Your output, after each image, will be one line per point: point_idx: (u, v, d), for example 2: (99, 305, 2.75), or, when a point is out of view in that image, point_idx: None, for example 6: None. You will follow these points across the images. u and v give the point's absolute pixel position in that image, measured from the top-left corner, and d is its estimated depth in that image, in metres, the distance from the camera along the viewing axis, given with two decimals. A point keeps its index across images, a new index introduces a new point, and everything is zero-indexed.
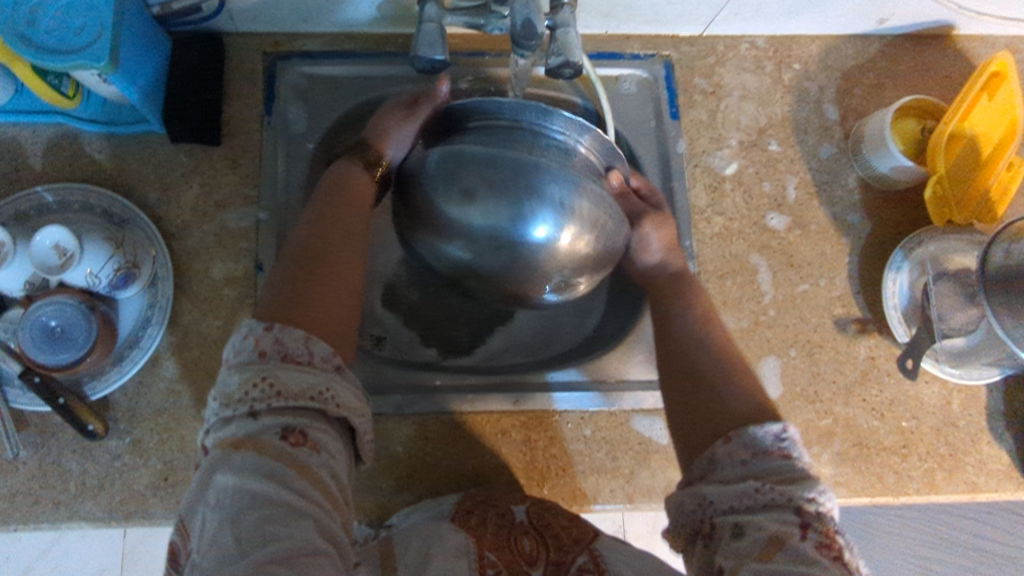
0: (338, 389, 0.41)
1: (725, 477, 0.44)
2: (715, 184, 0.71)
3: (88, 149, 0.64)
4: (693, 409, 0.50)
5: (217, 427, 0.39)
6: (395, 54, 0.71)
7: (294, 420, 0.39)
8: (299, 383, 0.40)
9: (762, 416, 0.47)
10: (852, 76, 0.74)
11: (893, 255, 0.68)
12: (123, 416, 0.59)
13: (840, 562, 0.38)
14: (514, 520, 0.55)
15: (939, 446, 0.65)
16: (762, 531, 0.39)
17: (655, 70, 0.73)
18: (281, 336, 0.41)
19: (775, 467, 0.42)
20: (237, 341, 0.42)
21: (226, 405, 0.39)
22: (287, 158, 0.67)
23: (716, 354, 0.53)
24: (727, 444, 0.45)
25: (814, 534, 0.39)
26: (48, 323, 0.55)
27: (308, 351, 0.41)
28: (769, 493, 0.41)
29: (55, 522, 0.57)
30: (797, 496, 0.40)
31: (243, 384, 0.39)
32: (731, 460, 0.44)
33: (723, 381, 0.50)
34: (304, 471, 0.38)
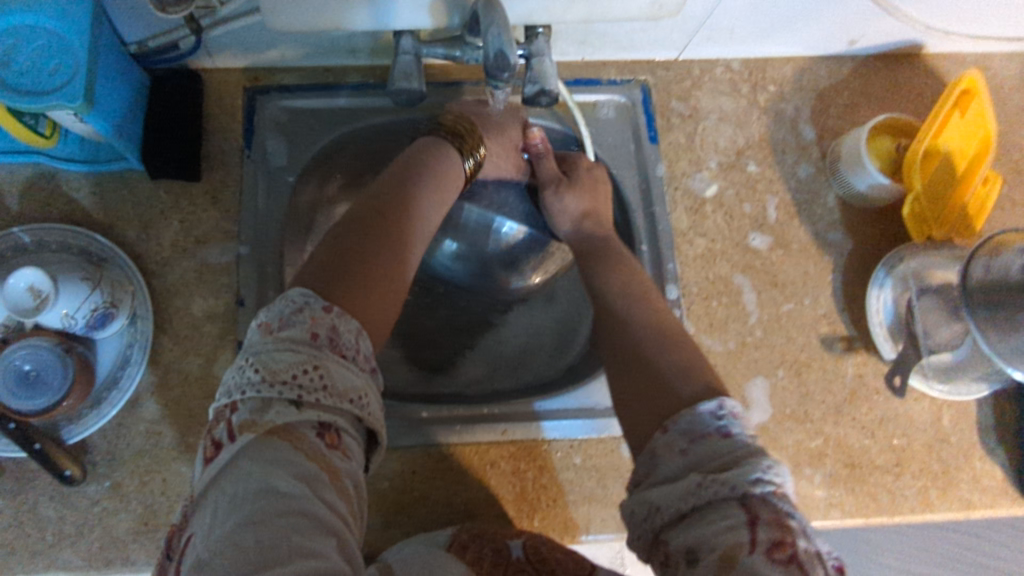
0: (372, 399, 0.40)
1: (667, 474, 0.41)
2: (696, 206, 0.71)
3: (66, 188, 0.64)
4: (632, 397, 0.49)
5: (249, 406, 0.37)
6: (374, 85, 0.71)
7: (334, 421, 0.38)
8: (345, 380, 0.39)
9: (697, 393, 0.45)
10: (826, 96, 0.75)
11: (875, 272, 0.69)
12: (102, 459, 0.58)
13: (793, 561, 0.35)
14: (510, 556, 0.53)
15: (932, 463, 0.65)
16: (712, 546, 0.37)
17: (632, 95, 0.73)
18: (338, 324, 0.40)
19: (715, 452, 0.40)
20: (289, 311, 0.40)
21: (271, 382, 0.37)
22: (267, 191, 0.67)
23: (654, 336, 0.52)
24: (665, 435, 0.43)
25: (763, 533, 0.36)
26: (22, 367, 0.54)
27: (356, 347, 0.41)
28: (709, 485, 0.38)
29: (32, 573, 0.55)
30: (739, 483, 0.38)
31: (294, 365, 0.38)
32: (671, 451, 0.42)
33: (661, 364, 0.49)
34: (334, 477, 0.37)
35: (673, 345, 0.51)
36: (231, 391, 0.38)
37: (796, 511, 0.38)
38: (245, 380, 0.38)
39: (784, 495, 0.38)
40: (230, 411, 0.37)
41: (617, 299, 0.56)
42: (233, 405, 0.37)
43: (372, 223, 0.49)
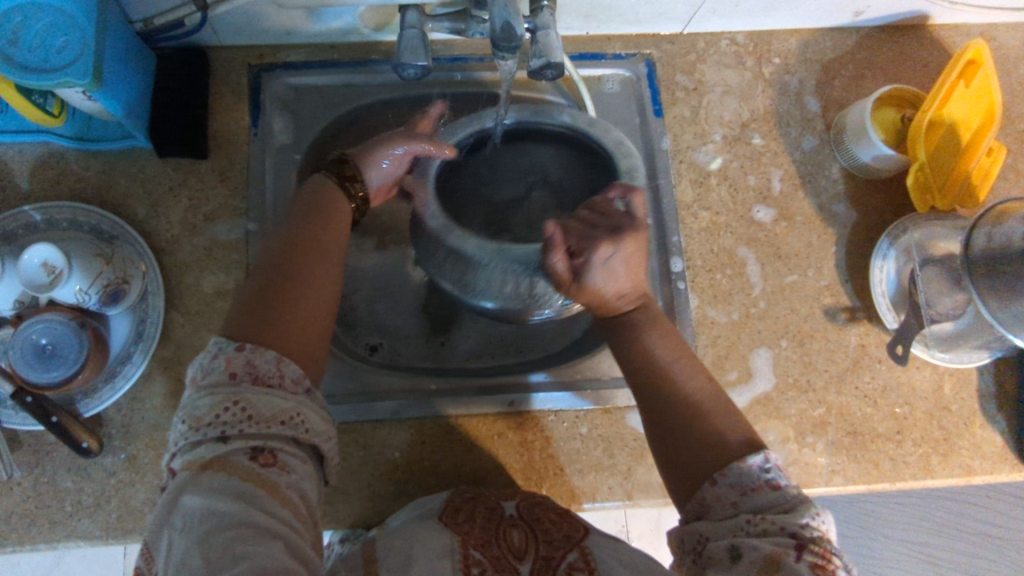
0: (309, 415, 0.43)
1: (718, 517, 0.45)
2: (701, 179, 0.71)
3: (74, 167, 0.64)
4: (673, 449, 0.51)
5: (185, 452, 0.40)
6: (378, 61, 0.72)
7: (264, 442, 0.40)
8: (271, 406, 0.41)
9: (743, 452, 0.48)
10: (831, 68, 0.75)
11: (879, 243, 0.69)
12: (117, 432, 0.59)
13: None
14: (503, 513, 0.55)
15: (933, 431, 0.66)
16: (755, 553, 0.41)
17: (636, 69, 0.73)
18: (254, 357, 0.42)
19: (768, 503, 0.45)
20: (207, 360, 0.43)
21: (196, 428, 0.40)
22: (274, 168, 0.68)
23: (713, 392, 0.53)
24: (714, 487, 0.47)
25: (808, 555, 0.40)
26: (38, 341, 0.55)
27: (279, 373, 0.43)
28: (760, 521, 0.43)
29: (52, 542, 0.57)
30: (790, 524, 0.42)
31: (214, 407, 0.40)
32: (722, 502, 0.46)
33: (719, 421, 0.50)
34: (273, 490, 0.39)
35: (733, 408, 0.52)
36: (171, 444, 0.41)
37: (842, 552, 0.42)
38: (178, 433, 0.41)
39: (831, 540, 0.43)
40: (171, 460, 0.40)
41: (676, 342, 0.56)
42: (172, 455, 0.40)
43: (286, 263, 0.51)
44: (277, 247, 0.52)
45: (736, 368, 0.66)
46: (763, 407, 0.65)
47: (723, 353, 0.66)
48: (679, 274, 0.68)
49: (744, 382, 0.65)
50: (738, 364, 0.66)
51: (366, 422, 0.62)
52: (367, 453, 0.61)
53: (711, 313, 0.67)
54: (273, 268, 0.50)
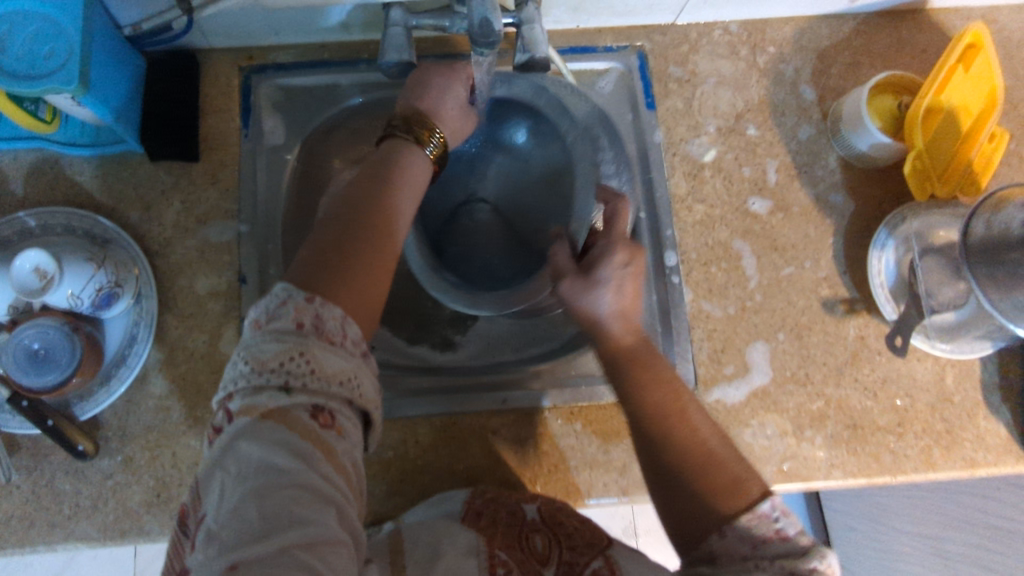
0: (365, 378, 0.41)
1: (726, 565, 0.42)
2: (695, 172, 0.70)
3: (69, 172, 0.65)
4: (676, 502, 0.46)
5: (243, 393, 0.38)
6: (367, 61, 0.71)
7: (325, 401, 0.38)
8: (334, 363, 0.39)
9: (759, 496, 0.45)
10: (827, 56, 0.74)
11: (877, 232, 0.68)
12: (113, 434, 0.59)
13: None
14: (525, 517, 0.54)
15: (935, 423, 0.65)
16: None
17: (628, 62, 0.73)
18: (322, 312, 0.40)
19: (776, 550, 0.42)
20: (275, 305, 0.41)
21: (259, 371, 0.38)
22: (266, 170, 0.68)
23: (720, 444, 0.48)
24: (723, 539, 0.43)
25: None
26: (31, 345, 0.55)
27: (343, 331, 0.41)
28: (772, 567, 0.41)
29: (52, 544, 0.57)
30: (800, 569, 0.40)
31: (281, 353, 0.38)
32: (731, 554, 0.43)
33: (726, 472, 0.46)
34: (328, 455, 0.38)
35: (740, 461, 0.48)
36: (227, 381, 0.39)
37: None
38: (238, 372, 0.39)
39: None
40: (228, 399, 0.39)
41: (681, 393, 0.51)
42: (229, 394, 0.39)
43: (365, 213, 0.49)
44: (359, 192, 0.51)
45: (732, 363, 0.65)
46: (759, 400, 0.64)
47: (718, 347, 0.65)
48: (673, 269, 0.67)
49: (740, 376, 0.65)
50: (734, 358, 0.65)
51: None
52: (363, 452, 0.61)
53: (707, 307, 0.67)
54: (352, 216, 0.49)
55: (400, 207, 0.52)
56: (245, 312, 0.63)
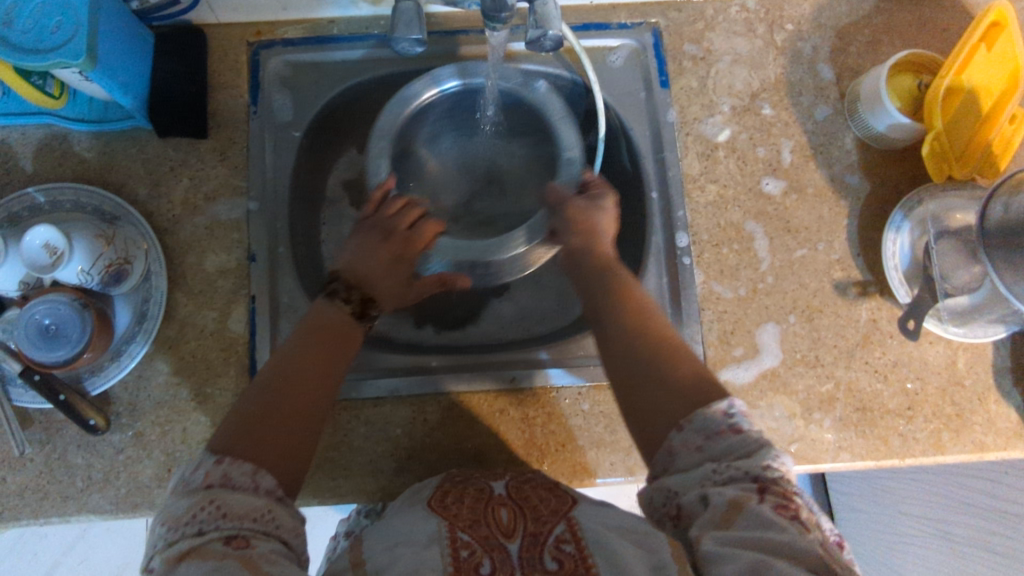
0: (280, 512, 0.41)
1: (684, 465, 0.43)
2: (708, 152, 0.69)
3: (76, 148, 0.65)
4: (647, 403, 0.48)
5: (162, 552, 0.37)
6: (378, 36, 0.71)
7: (240, 531, 0.38)
8: (244, 503, 0.39)
9: (694, 374, 0.48)
10: (847, 34, 0.72)
11: (892, 215, 0.67)
12: (124, 410, 0.60)
13: (799, 521, 0.38)
14: (492, 494, 0.50)
15: (945, 407, 0.64)
16: (721, 494, 0.39)
17: (642, 39, 0.71)
18: (230, 469, 0.41)
19: (731, 446, 0.42)
20: (189, 470, 0.41)
21: (174, 527, 0.38)
22: (273, 147, 0.68)
23: (643, 353, 0.50)
24: (681, 433, 0.44)
25: (772, 496, 0.39)
26: (42, 321, 0.55)
27: (254, 482, 0.41)
28: (729, 464, 0.41)
29: (65, 516, 0.58)
30: (754, 467, 0.40)
31: (189, 509, 0.39)
32: (688, 448, 0.43)
33: (670, 373, 0.48)
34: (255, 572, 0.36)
35: (675, 357, 0.50)
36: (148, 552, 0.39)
37: (801, 493, 0.40)
38: (156, 536, 0.39)
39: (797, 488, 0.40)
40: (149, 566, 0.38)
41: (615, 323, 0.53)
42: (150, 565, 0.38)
43: (279, 407, 0.46)
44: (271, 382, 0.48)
45: (742, 345, 0.65)
46: (768, 382, 0.64)
47: (728, 328, 0.65)
48: (684, 250, 0.67)
49: (750, 358, 0.64)
50: (744, 340, 0.65)
51: (368, 399, 0.62)
52: (368, 430, 0.61)
53: (717, 288, 0.66)
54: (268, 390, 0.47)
55: (327, 373, 0.50)
56: (254, 290, 0.63)
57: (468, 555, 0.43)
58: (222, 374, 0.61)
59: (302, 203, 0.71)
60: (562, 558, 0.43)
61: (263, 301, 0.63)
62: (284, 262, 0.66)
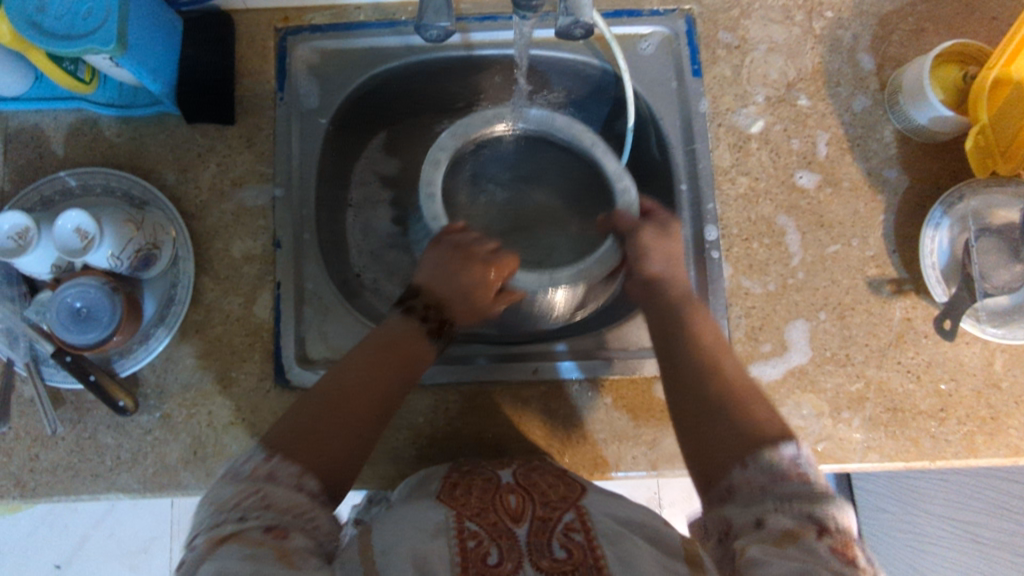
0: (320, 515, 0.43)
1: (745, 499, 0.44)
2: (740, 143, 0.68)
3: (106, 133, 0.65)
4: (710, 439, 0.49)
5: (206, 533, 0.39)
6: (405, 22, 0.70)
7: (278, 522, 0.40)
8: (287, 498, 0.42)
9: (778, 432, 0.48)
10: (889, 22, 0.69)
11: (931, 210, 0.64)
12: (152, 392, 0.61)
13: (853, 566, 0.38)
14: (500, 483, 0.50)
15: (980, 409, 0.62)
16: (775, 527, 0.41)
17: (675, 27, 0.70)
18: (278, 468, 0.43)
19: (797, 491, 0.43)
20: (238, 462, 0.44)
21: (218, 510, 0.40)
22: (300, 134, 0.68)
23: (732, 391, 0.51)
24: (745, 471, 0.45)
25: (830, 538, 0.40)
26: (73, 304, 0.57)
27: (299, 482, 0.43)
28: (794, 503, 0.42)
29: (95, 493, 0.59)
30: (816, 512, 0.41)
31: (237, 495, 0.41)
32: (750, 485, 0.44)
33: (748, 418, 0.49)
34: (287, 560, 0.38)
35: (746, 399, 0.51)
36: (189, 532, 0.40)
37: (867, 554, 0.41)
38: (198, 518, 0.41)
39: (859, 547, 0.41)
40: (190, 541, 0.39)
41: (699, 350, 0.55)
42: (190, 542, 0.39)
43: (329, 417, 0.48)
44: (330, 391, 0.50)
45: (770, 341, 0.63)
46: (796, 380, 0.62)
47: (756, 324, 0.64)
48: (713, 243, 0.66)
49: (778, 355, 0.63)
50: (773, 337, 0.63)
51: None
52: (390, 417, 0.61)
53: (746, 283, 0.65)
54: (324, 401, 0.49)
55: (377, 391, 0.51)
56: (279, 276, 0.64)
57: (476, 544, 0.42)
58: (247, 358, 0.62)
59: (328, 191, 0.71)
60: (571, 545, 0.42)
61: (288, 287, 0.64)
62: (309, 249, 0.66)
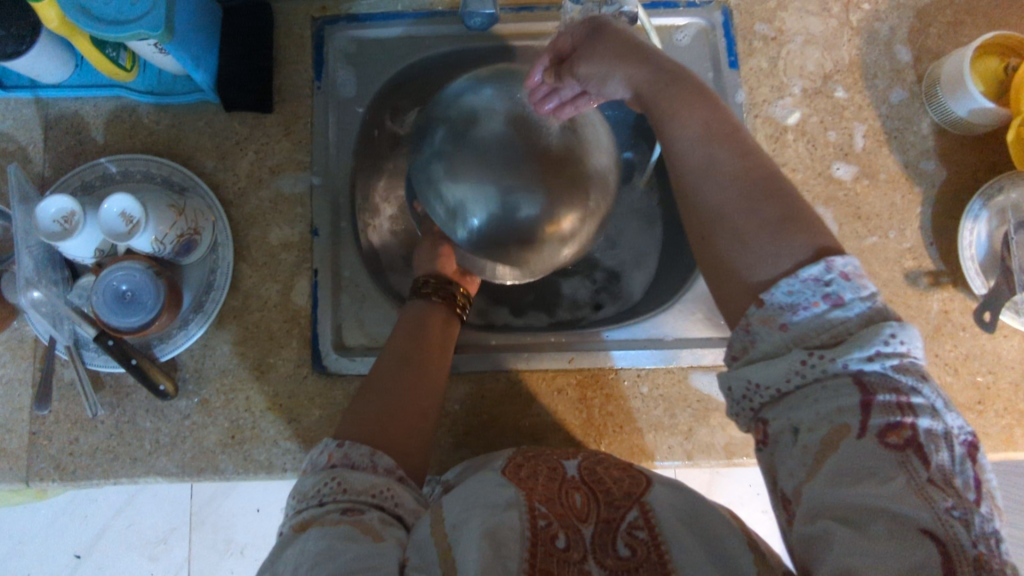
0: (398, 491, 0.43)
1: (771, 351, 0.40)
2: (776, 134, 0.67)
3: (146, 121, 0.66)
4: (717, 265, 0.44)
5: (290, 520, 0.41)
6: (442, 13, 0.70)
7: (355, 505, 0.41)
8: (363, 480, 0.42)
9: (798, 257, 0.41)
10: (927, 14, 0.69)
11: (970, 202, 0.64)
12: (191, 376, 0.61)
13: (905, 448, 0.34)
14: (565, 475, 0.47)
15: (1018, 402, 0.62)
16: (812, 429, 0.36)
17: (712, 18, 0.70)
18: (350, 450, 0.44)
19: (819, 323, 0.38)
20: (315, 454, 0.45)
21: (301, 500, 0.41)
22: (337, 123, 0.68)
23: (731, 181, 0.45)
24: (761, 310, 0.40)
25: (878, 417, 0.35)
26: (119, 287, 0.57)
27: (372, 462, 0.44)
28: (819, 363, 0.37)
29: (134, 477, 0.60)
30: (853, 361, 0.36)
31: (315, 484, 0.42)
32: (768, 326, 0.40)
33: (743, 220, 0.43)
34: (370, 534, 0.39)
35: (774, 202, 0.43)
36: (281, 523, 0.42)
37: (922, 385, 0.36)
38: (286, 509, 0.42)
39: (908, 366, 0.36)
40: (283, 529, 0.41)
41: (692, 147, 0.47)
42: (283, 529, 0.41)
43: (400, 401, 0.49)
44: (386, 377, 0.51)
45: None
46: None
47: None
48: None
49: None
50: None
51: None
52: None
53: None
54: (390, 386, 0.50)
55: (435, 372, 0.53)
56: (317, 264, 0.64)
57: (545, 525, 0.41)
58: (285, 345, 0.62)
59: (362, 181, 0.71)
60: (634, 543, 0.41)
61: (325, 275, 0.64)
62: (345, 237, 0.66)
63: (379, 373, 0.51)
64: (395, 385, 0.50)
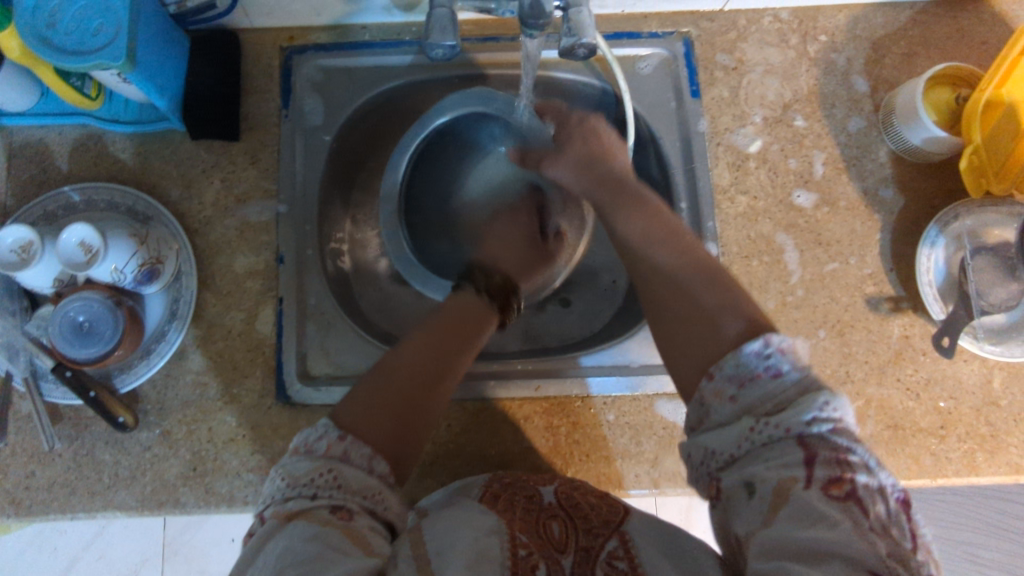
0: (389, 495, 0.42)
1: (720, 420, 0.41)
2: (739, 162, 0.69)
3: (111, 149, 0.66)
4: (672, 336, 0.47)
5: (276, 505, 0.39)
6: (410, 42, 0.71)
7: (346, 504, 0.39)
8: (359, 478, 0.41)
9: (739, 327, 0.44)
10: (882, 46, 0.71)
11: (927, 229, 0.65)
12: (152, 408, 0.60)
13: (846, 500, 0.35)
14: (543, 503, 0.48)
15: (979, 426, 0.63)
16: (765, 481, 0.37)
17: (674, 49, 0.71)
18: (351, 447, 0.42)
19: (766, 394, 0.39)
20: (313, 435, 0.42)
21: (292, 486, 0.40)
22: (304, 150, 0.68)
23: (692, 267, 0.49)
24: (712, 382, 0.42)
25: (820, 471, 0.36)
26: (76, 318, 0.57)
27: (370, 464, 0.42)
28: (767, 428, 0.38)
29: (92, 511, 0.59)
30: (798, 425, 0.37)
31: (309, 472, 0.40)
32: (720, 398, 0.41)
33: (695, 300, 0.47)
34: (359, 546, 0.38)
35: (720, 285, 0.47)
36: (265, 498, 0.41)
37: (856, 446, 0.37)
38: (273, 488, 0.41)
39: (843, 430, 0.37)
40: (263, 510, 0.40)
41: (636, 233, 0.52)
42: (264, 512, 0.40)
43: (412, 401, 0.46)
44: (405, 369, 0.48)
45: None
46: None
47: None
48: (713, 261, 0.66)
49: None
50: None
51: None
52: None
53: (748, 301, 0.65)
54: (409, 379, 0.47)
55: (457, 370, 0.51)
56: (282, 292, 0.64)
57: (526, 554, 0.42)
58: (248, 374, 0.62)
59: (330, 208, 0.71)
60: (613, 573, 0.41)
61: (290, 303, 0.64)
62: (311, 265, 0.66)
63: (400, 361, 0.49)
64: (414, 380, 0.47)
